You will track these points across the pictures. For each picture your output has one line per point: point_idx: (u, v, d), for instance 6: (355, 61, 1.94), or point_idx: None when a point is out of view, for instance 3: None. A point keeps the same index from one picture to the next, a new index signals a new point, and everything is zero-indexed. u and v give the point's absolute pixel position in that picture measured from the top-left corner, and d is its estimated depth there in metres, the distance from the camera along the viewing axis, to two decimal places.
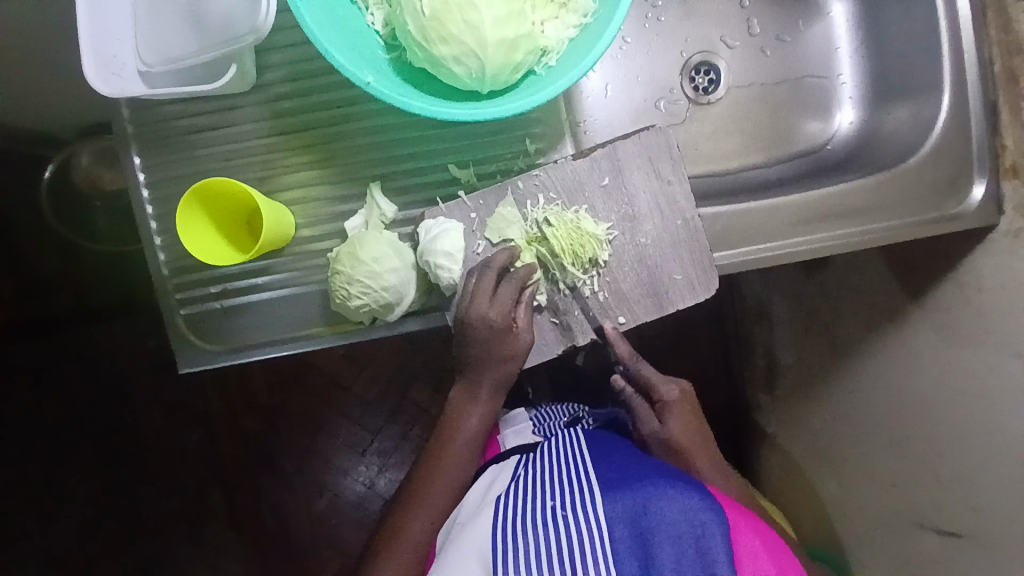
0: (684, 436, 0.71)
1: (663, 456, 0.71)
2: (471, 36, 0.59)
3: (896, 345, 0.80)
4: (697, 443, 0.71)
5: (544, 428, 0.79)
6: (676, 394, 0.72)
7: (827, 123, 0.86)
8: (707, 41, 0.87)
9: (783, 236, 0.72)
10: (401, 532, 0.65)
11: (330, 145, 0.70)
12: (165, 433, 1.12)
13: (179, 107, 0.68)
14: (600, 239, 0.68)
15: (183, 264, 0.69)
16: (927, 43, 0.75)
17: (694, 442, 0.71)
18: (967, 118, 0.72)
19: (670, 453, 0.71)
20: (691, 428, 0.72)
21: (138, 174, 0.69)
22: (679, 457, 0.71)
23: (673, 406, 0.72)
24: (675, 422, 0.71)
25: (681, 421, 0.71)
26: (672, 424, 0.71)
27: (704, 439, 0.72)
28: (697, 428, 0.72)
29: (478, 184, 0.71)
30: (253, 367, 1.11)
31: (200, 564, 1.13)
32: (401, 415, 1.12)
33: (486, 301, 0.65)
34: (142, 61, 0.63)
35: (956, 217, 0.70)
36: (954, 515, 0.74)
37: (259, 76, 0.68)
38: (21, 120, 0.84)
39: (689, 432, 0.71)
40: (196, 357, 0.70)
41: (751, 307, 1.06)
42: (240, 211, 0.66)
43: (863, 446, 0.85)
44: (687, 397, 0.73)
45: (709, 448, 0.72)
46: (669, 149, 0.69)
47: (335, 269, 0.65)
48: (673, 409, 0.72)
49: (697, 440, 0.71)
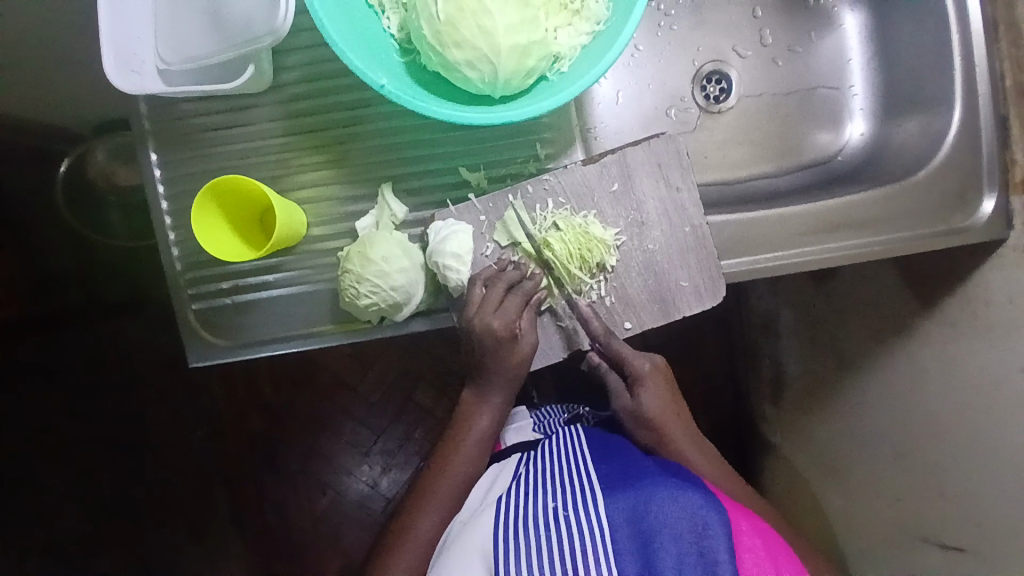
0: (659, 409, 0.71)
1: (636, 428, 0.72)
2: (484, 42, 0.60)
3: (903, 358, 0.80)
4: (670, 413, 0.71)
5: (544, 425, 0.80)
6: (648, 367, 0.71)
7: (836, 134, 0.86)
8: (719, 51, 0.87)
9: (791, 245, 0.72)
10: (410, 529, 0.66)
11: (344, 145, 0.70)
12: (172, 427, 1.13)
13: (197, 105, 0.69)
14: (608, 245, 0.68)
15: (196, 260, 0.70)
16: (938, 57, 0.75)
17: (667, 412, 0.71)
18: (978, 133, 0.72)
19: (643, 426, 0.71)
20: (665, 399, 0.72)
21: (154, 170, 0.70)
22: (653, 428, 0.71)
23: (647, 379, 0.71)
24: (649, 396, 0.71)
25: (655, 393, 0.71)
26: (646, 398, 0.71)
27: (675, 406, 0.72)
28: (670, 396, 0.72)
29: (489, 188, 0.72)
30: (260, 364, 1.12)
31: (204, 559, 1.14)
32: (406, 416, 1.12)
33: (492, 309, 0.65)
34: (162, 59, 0.64)
35: (964, 230, 0.71)
36: (957, 530, 0.74)
37: (276, 76, 0.69)
38: (40, 115, 0.85)
39: (663, 402, 0.71)
40: (207, 351, 0.71)
41: (757, 316, 1.06)
42: (253, 209, 0.67)
43: (867, 458, 0.85)
44: (659, 368, 0.72)
45: (681, 414, 0.73)
46: (679, 157, 0.70)
47: (345, 269, 0.66)
48: (646, 382, 0.71)
49: (670, 409, 0.72)
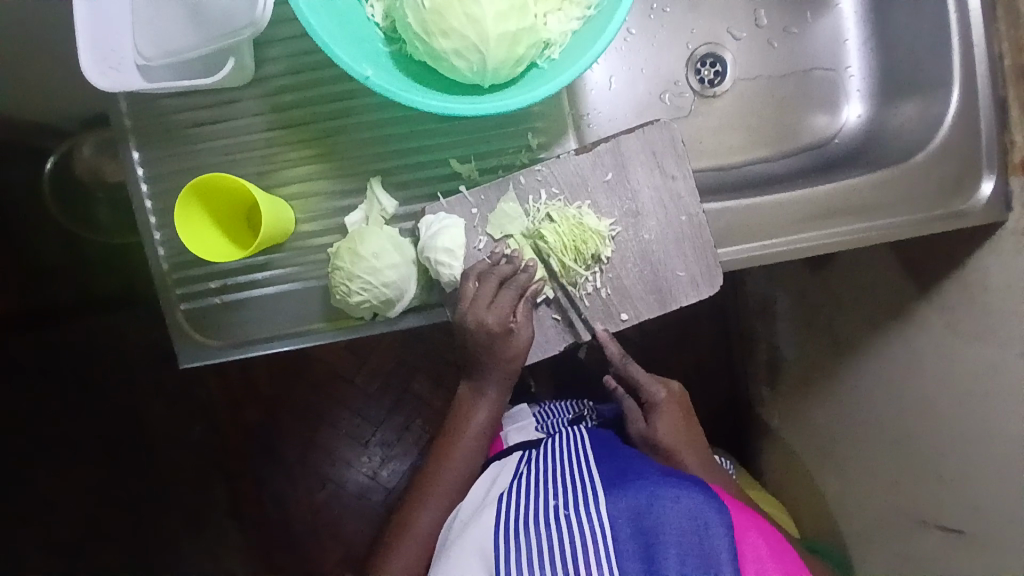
0: (673, 437, 0.70)
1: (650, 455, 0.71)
2: (472, 30, 0.58)
3: (901, 343, 0.79)
4: (684, 442, 0.70)
5: (547, 424, 0.80)
6: (664, 395, 0.71)
7: (834, 117, 0.85)
8: (713, 33, 0.85)
9: (790, 232, 0.71)
10: (411, 524, 0.66)
11: (331, 139, 0.69)
12: (167, 424, 1.12)
13: (179, 101, 0.68)
14: (603, 236, 0.67)
15: (183, 259, 0.69)
16: (936, 37, 0.73)
17: (681, 442, 0.70)
18: (975, 114, 0.71)
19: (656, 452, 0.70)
20: (679, 428, 0.71)
21: (137, 168, 0.68)
22: (666, 456, 0.70)
23: (661, 406, 0.71)
24: (662, 422, 0.70)
25: (668, 421, 0.71)
26: (659, 424, 0.70)
27: (691, 437, 0.71)
28: (685, 427, 0.71)
29: (480, 180, 0.71)
30: (254, 359, 1.11)
31: (204, 554, 1.14)
32: (403, 408, 1.12)
33: (485, 305, 0.64)
34: (140, 54, 0.62)
35: (962, 214, 0.70)
36: (956, 514, 0.74)
37: (259, 69, 0.67)
38: (19, 112, 0.84)
39: (676, 431, 0.70)
40: (198, 352, 0.70)
41: (754, 301, 1.05)
42: (240, 206, 0.66)
43: (865, 442, 0.84)
44: (675, 396, 0.72)
45: (697, 447, 0.71)
46: (674, 144, 0.69)
47: (335, 265, 0.65)
48: (661, 409, 0.71)
49: (684, 439, 0.70)
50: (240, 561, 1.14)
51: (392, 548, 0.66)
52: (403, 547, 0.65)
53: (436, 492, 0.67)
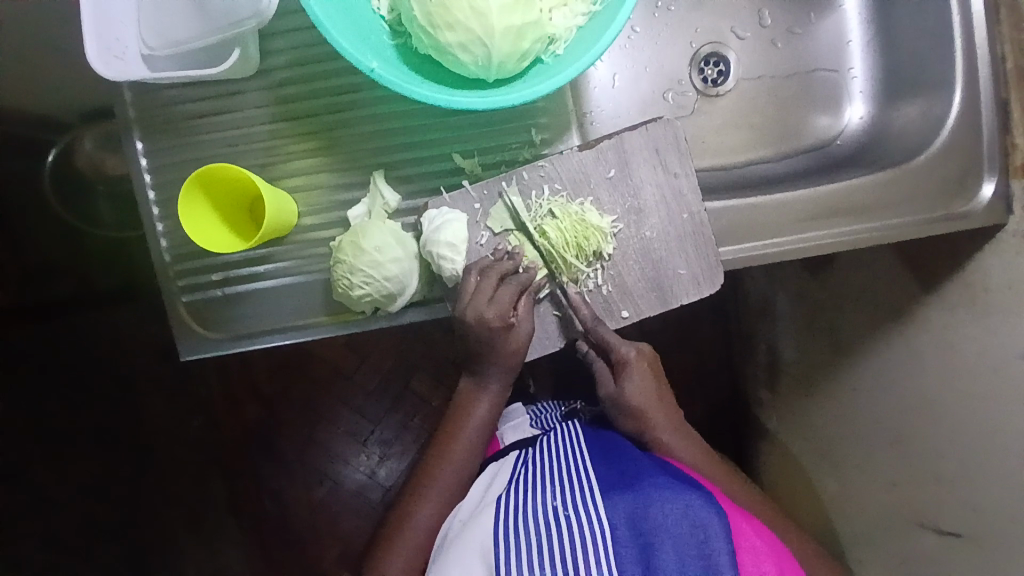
0: (643, 397, 0.68)
1: (619, 416, 0.70)
2: (477, 23, 0.58)
3: (901, 345, 0.80)
4: (655, 402, 0.69)
5: (541, 420, 0.80)
6: (633, 355, 0.68)
7: (836, 118, 0.85)
8: (717, 33, 0.86)
9: (792, 232, 0.71)
10: (411, 517, 0.66)
11: (334, 132, 0.69)
12: (166, 418, 1.12)
13: (183, 92, 0.68)
14: (605, 232, 0.67)
15: (185, 251, 0.69)
16: (939, 39, 0.74)
17: (651, 402, 0.69)
18: (978, 116, 0.71)
19: (625, 414, 0.69)
20: (650, 387, 0.69)
21: (140, 159, 0.68)
22: (635, 418, 0.69)
23: (632, 366, 0.68)
24: (633, 384, 0.68)
25: (639, 381, 0.68)
26: (630, 386, 0.68)
27: (660, 393, 0.70)
28: (656, 386, 0.70)
29: (483, 175, 0.71)
30: (253, 354, 1.11)
31: (201, 549, 1.14)
32: (402, 405, 1.12)
33: (486, 300, 0.64)
34: (145, 44, 0.62)
35: (964, 215, 0.70)
36: (954, 515, 0.74)
37: (263, 61, 0.68)
38: (21, 104, 0.84)
39: (646, 391, 0.69)
40: (198, 344, 0.70)
41: (754, 302, 1.05)
42: (243, 199, 0.66)
43: (864, 444, 0.84)
44: (645, 356, 0.70)
45: (666, 403, 0.70)
46: (677, 141, 0.69)
47: (338, 259, 0.65)
48: (631, 370, 0.68)
49: (654, 398, 0.69)
50: (237, 557, 1.13)
51: (390, 543, 0.65)
52: (402, 541, 0.65)
53: (434, 486, 0.67)
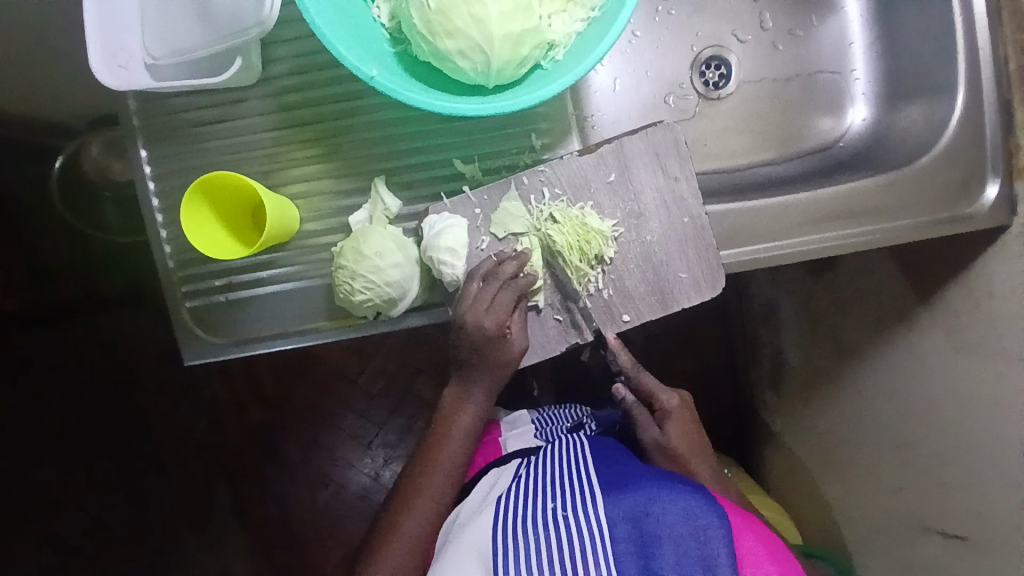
0: (685, 443, 0.71)
1: (661, 462, 0.71)
2: (476, 30, 0.59)
3: (905, 348, 0.79)
4: (695, 450, 0.72)
5: (545, 432, 0.79)
6: (675, 403, 0.73)
7: (838, 120, 0.85)
8: (718, 36, 0.85)
9: (792, 235, 0.71)
10: (395, 528, 0.66)
11: (335, 139, 0.69)
12: (172, 422, 1.13)
13: (186, 100, 0.68)
14: (606, 236, 0.67)
15: (190, 257, 0.69)
16: (940, 41, 0.73)
17: (691, 449, 0.71)
18: (981, 118, 0.70)
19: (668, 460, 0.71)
20: (690, 436, 0.72)
21: (144, 166, 0.69)
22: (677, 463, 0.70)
23: (673, 413, 0.73)
24: (674, 428, 0.72)
25: (681, 428, 0.72)
26: (672, 430, 0.72)
27: (700, 447, 0.72)
28: (695, 437, 0.72)
29: (483, 180, 0.71)
30: (258, 358, 1.12)
31: (206, 552, 1.14)
32: (406, 409, 1.12)
33: (484, 307, 0.64)
34: (149, 54, 0.63)
35: (968, 217, 0.69)
36: (959, 520, 0.74)
37: (265, 69, 0.68)
38: (27, 111, 0.84)
39: (687, 438, 0.72)
40: (202, 349, 0.70)
41: (758, 305, 1.05)
42: (245, 205, 0.66)
43: (868, 447, 0.84)
44: (686, 407, 0.74)
45: (705, 454, 0.72)
46: (677, 145, 0.69)
47: (339, 264, 0.65)
48: (673, 417, 0.73)
49: (694, 446, 0.72)
50: (242, 559, 1.14)
51: (378, 552, 0.65)
52: (389, 552, 0.65)
53: (419, 495, 0.66)
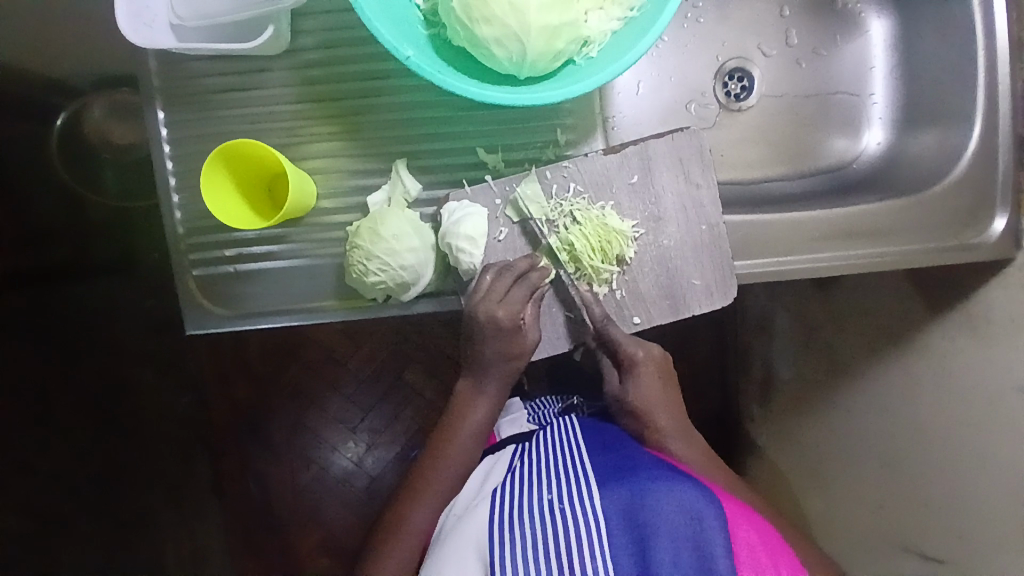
0: (647, 396, 0.70)
1: (623, 413, 0.71)
2: (515, 19, 0.58)
3: (899, 371, 0.80)
4: (658, 402, 0.70)
5: (538, 416, 0.81)
6: (643, 356, 0.70)
7: (854, 141, 0.86)
8: (743, 48, 0.86)
9: (805, 250, 0.72)
10: (406, 522, 0.65)
11: (358, 117, 0.68)
12: (153, 393, 1.10)
13: (209, 64, 0.67)
14: (626, 237, 0.67)
15: (199, 224, 0.68)
16: (962, 74, 0.75)
17: (655, 402, 0.70)
18: (994, 151, 0.72)
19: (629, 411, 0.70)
20: (655, 387, 0.70)
21: (160, 128, 0.68)
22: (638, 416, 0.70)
23: (639, 367, 0.70)
24: (638, 384, 0.70)
25: (645, 381, 0.70)
26: (635, 386, 0.70)
27: (666, 395, 0.71)
28: (662, 387, 0.71)
29: (504, 171, 0.70)
30: (249, 333, 1.10)
31: (180, 527, 1.12)
32: (394, 396, 1.11)
33: (498, 298, 0.65)
34: (175, 13, 0.61)
35: (974, 246, 0.71)
36: (940, 542, 0.75)
37: (293, 40, 0.67)
38: (35, 65, 0.82)
39: (651, 391, 0.70)
40: (206, 320, 0.69)
41: (753, 318, 1.06)
42: (262, 177, 0.66)
43: (852, 464, 0.85)
44: (653, 357, 0.71)
45: (671, 405, 0.71)
46: (701, 152, 0.69)
47: (354, 244, 0.64)
48: (638, 370, 0.70)
49: (659, 399, 0.70)
50: (217, 536, 1.13)
51: (383, 544, 0.65)
52: (396, 545, 0.64)
53: (427, 490, 0.67)
